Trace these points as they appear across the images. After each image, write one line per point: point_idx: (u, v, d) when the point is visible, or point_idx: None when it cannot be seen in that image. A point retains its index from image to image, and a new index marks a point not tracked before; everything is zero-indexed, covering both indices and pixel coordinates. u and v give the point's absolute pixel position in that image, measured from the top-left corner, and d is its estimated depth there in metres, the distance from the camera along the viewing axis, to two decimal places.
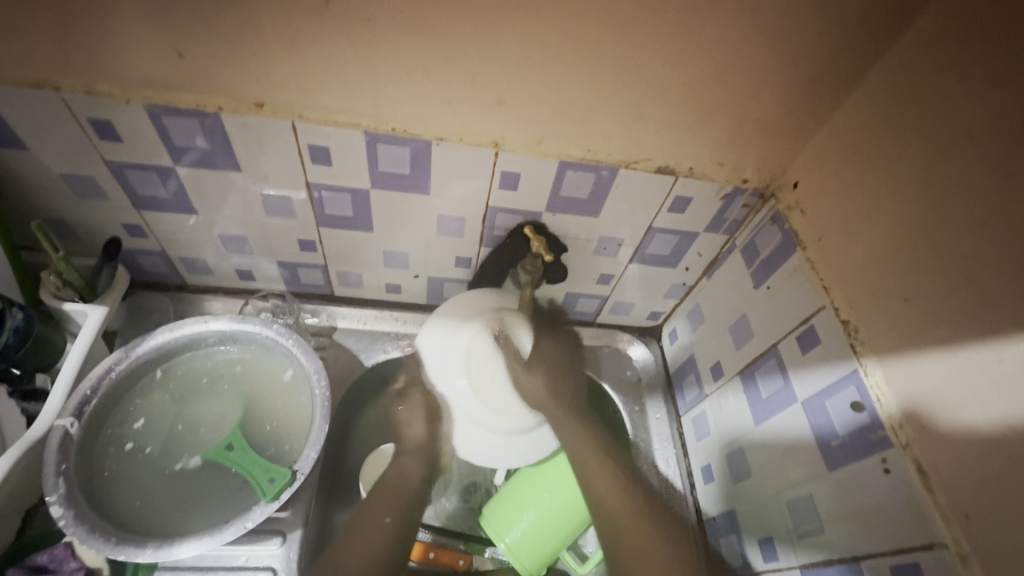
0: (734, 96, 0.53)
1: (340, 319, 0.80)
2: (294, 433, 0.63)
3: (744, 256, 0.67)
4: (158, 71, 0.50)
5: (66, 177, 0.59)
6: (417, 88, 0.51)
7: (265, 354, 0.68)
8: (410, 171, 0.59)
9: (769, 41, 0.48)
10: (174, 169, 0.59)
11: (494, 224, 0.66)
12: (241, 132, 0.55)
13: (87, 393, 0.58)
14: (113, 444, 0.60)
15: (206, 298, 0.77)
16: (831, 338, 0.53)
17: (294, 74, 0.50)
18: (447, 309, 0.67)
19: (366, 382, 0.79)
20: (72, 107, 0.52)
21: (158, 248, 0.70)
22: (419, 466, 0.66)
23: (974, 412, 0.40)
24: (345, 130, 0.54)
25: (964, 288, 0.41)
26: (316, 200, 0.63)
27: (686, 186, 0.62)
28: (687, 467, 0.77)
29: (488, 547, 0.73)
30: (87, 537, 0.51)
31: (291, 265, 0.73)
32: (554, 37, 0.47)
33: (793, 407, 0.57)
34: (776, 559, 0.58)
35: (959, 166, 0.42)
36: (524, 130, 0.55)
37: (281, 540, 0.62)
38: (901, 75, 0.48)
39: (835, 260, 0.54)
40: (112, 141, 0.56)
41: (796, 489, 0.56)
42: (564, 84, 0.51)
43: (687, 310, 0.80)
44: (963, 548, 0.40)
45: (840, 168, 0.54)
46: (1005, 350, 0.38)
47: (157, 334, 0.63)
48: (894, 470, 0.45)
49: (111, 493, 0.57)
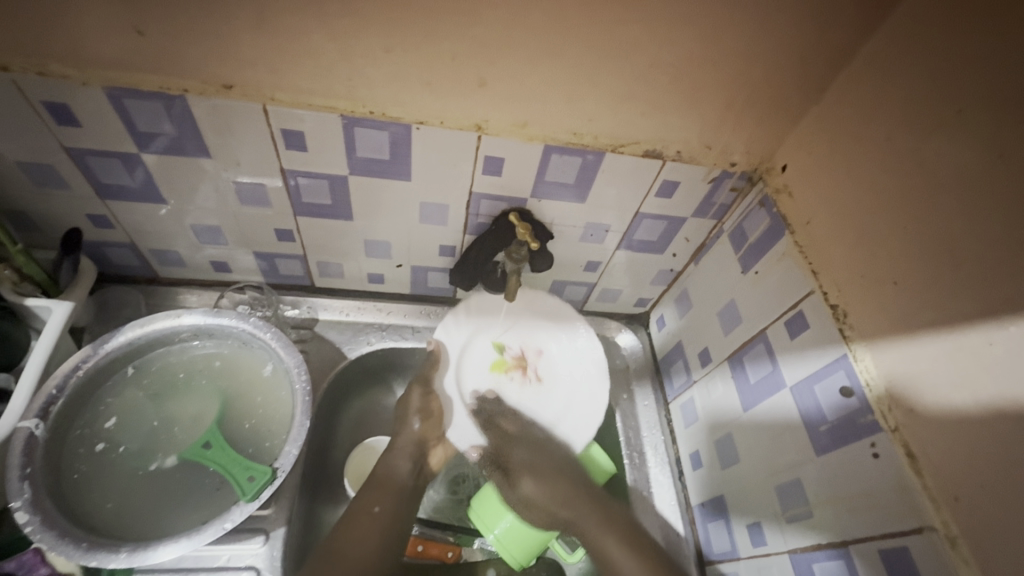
0: (720, 75, 0.51)
1: (321, 311, 0.77)
2: (274, 430, 0.61)
3: (732, 241, 0.66)
4: (115, 50, 0.47)
5: (23, 165, 0.56)
6: (396, 68, 0.49)
7: (244, 349, 0.66)
8: (391, 157, 0.57)
9: (759, 17, 0.47)
10: (139, 156, 0.56)
11: (478, 211, 0.65)
12: (210, 116, 0.52)
13: (53, 392, 0.56)
14: (84, 445, 0.58)
15: (181, 291, 0.75)
16: (819, 323, 0.52)
17: (264, 55, 0.48)
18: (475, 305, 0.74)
19: (351, 374, 0.77)
20: (25, 89, 0.49)
21: (126, 239, 0.67)
22: (407, 462, 0.67)
23: (963, 395, 0.40)
24: (320, 113, 0.52)
25: (958, 271, 0.41)
26: (292, 188, 0.60)
27: (674, 169, 0.60)
28: (676, 454, 0.77)
29: (477, 538, 0.72)
30: (57, 544, 0.49)
31: (268, 257, 0.71)
32: (537, 14, 0.45)
33: (781, 393, 0.57)
34: (765, 544, 0.58)
35: (949, 147, 0.41)
36: (507, 113, 0.54)
37: (264, 538, 0.60)
38: (896, 49, 0.46)
39: (823, 244, 0.53)
40: (71, 126, 0.52)
41: (784, 474, 0.56)
42: (547, 66, 0.50)
43: (675, 296, 0.79)
44: (951, 530, 0.40)
45: (830, 151, 0.53)
46: (995, 333, 0.38)
47: (127, 329, 0.61)
48: (883, 454, 0.45)
49: (83, 496, 0.55)
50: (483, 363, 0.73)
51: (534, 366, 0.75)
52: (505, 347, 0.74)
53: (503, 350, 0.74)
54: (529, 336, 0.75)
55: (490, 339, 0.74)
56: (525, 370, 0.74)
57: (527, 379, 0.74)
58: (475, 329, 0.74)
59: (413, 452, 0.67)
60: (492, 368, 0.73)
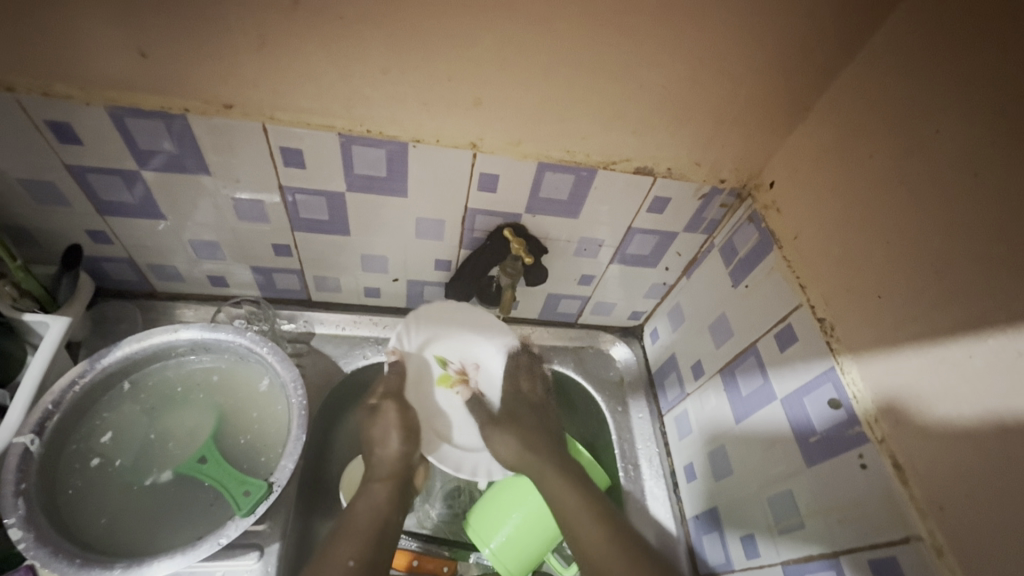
0: (707, 95, 0.53)
1: (318, 325, 0.78)
2: (269, 444, 0.62)
3: (722, 255, 0.67)
4: (117, 70, 0.48)
5: (24, 182, 0.57)
6: (393, 87, 0.50)
7: (241, 363, 0.66)
8: (387, 174, 0.58)
9: (744, 39, 0.49)
10: (139, 173, 0.57)
11: (473, 227, 0.66)
12: (210, 134, 0.53)
13: (49, 408, 0.56)
14: (79, 460, 0.58)
15: (178, 306, 0.75)
16: (808, 335, 0.54)
17: (265, 76, 0.49)
18: (427, 313, 0.74)
19: (346, 388, 0.78)
20: (28, 108, 0.50)
21: (125, 255, 0.67)
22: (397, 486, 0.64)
23: (946, 406, 0.41)
24: (318, 132, 0.53)
25: (938, 285, 0.42)
26: (290, 204, 0.61)
27: (665, 186, 0.62)
28: (670, 466, 0.77)
29: (472, 552, 0.72)
30: (51, 560, 0.49)
31: (266, 271, 0.71)
32: (530, 37, 0.47)
33: (772, 405, 0.58)
34: (758, 556, 0.59)
35: (927, 167, 0.43)
36: (501, 131, 0.55)
37: (259, 554, 0.60)
38: (876, 72, 0.48)
39: (810, 258, 0.55)
40: (72, 144, 0.53)
41: (775, 486, 0.57)
42: (540, 86, 0.51)
43: (668, 309, 0.80)
44: (938, 540, 0.40)
45: (816, 168, 0.55)
46: (975, 346, 0.39)
47: (124, 344, 0.61)
48: (870, 465, 0.46)
49: (77, 512, 0.55)
50: (430, 378, 0.74)
51: (475, 380, 0.75)
52: (447, 361, 0.75)
53: (446, 364, 0.74)
54: (467, 350, 0.76)
55: (433, 353, 0.74)
56: (468, 384, 0.74)
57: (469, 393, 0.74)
58: (427, 338, 0.74)
59: (399, 481, 0.64)
60: (439, 382, 0.74)
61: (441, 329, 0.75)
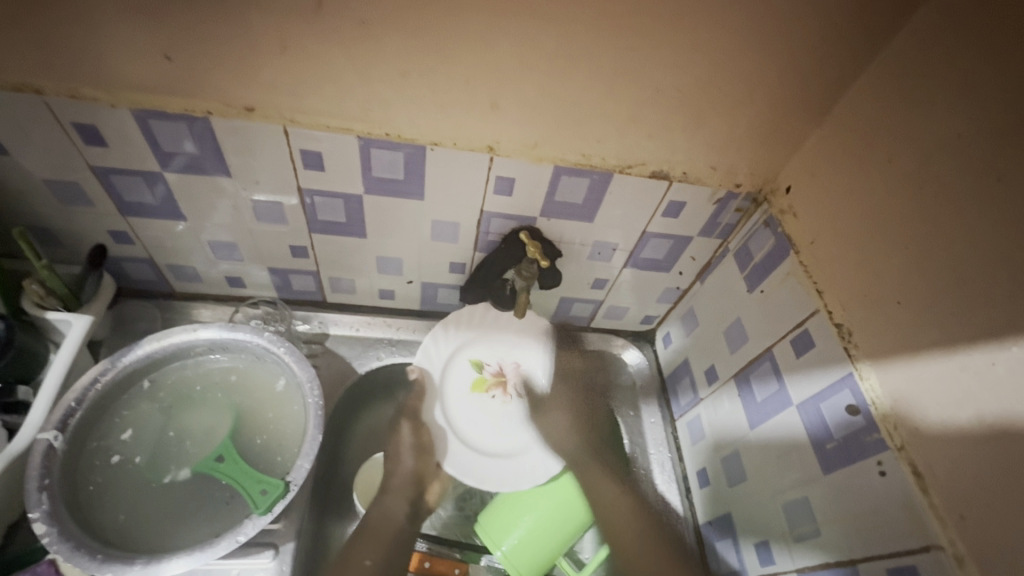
0: (725, 100, 0.53)
1: (332, 326, 0.79)
2: (285, 444, 0.62)
3: (737, 260, 0.67)
4: (143, 74, 0.49)
5: (49, 183, 0.58)
6: (412, 91, 0.51)
7: (258, 363, 0.67)
8: (405, 176, 0.59)
9: (762, 44, 0.49)
10: (161, 174, 0.57)
11: (488, 230, 0.66)
12: (232, 137, 0.54)
13: (71, 406, 0.57)
14: (100, 457, 0.59)
15: (195, 306, 0.76)
16: (825, 341, 0.53)
17: (288, 80, 0.50)
18: (459, 318, 0.75)
19: (359, 389, 0.78)
20: (56, 111, 0.51)
21: (145, 255, 0.69)
22: (403, 503, 0.66)
23: (968, 413, 0.40)
24: (337, 135, 0.54)
25: (959, 292, 0.42)
26: (307, 206, 0.62)
27: (680, 190, 0.62)
28: (683, 471, 0.77)
29: (484, 555, 0.72)
30: (72, 555, 0.50)
31: (281, 272, 0.72)
32: (549, 41, 0.47)
33: (789, 411, 0.57)
34: (773, 563, 0.58)
35: (948, 172, 0.43)
36: (518, 135, 0.55)
37: (274, 553, 0.60)
38: (896, 77, 0.48)
39: (827, 263, 0.55)
40: (97, 146, 0.54)
41: (791, 492, 0.56)
42: (557, 88, 0.51)
43: (681, 314, 0.80)
44: (960, 550, 0.40)
45: (833, 173, 0.55)
46: (997, 353, 0.39)
47: (145, 343, 0.62)
48: (890, 472, 0.45)
49: (97, 508, 0.56)
50: (464, 383, 0.73)
51: (513, 383, 0.75)
52: (483, 364, 0.75)
53: (481, 368, 0.74)
54: (504, 351, 0.76)
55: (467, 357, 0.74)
56: (505, 388, 0.74)
57: (506, 395, 0.73)
58: (460, 343, 0.75)
59: (410, 494, 0.66)
60: (474, 387, 0.73)
61: (475, 334, 0.75)
